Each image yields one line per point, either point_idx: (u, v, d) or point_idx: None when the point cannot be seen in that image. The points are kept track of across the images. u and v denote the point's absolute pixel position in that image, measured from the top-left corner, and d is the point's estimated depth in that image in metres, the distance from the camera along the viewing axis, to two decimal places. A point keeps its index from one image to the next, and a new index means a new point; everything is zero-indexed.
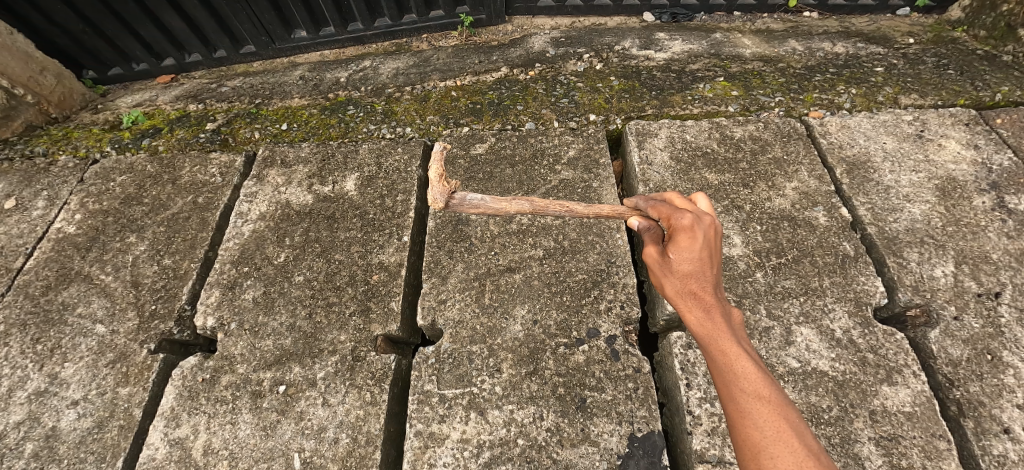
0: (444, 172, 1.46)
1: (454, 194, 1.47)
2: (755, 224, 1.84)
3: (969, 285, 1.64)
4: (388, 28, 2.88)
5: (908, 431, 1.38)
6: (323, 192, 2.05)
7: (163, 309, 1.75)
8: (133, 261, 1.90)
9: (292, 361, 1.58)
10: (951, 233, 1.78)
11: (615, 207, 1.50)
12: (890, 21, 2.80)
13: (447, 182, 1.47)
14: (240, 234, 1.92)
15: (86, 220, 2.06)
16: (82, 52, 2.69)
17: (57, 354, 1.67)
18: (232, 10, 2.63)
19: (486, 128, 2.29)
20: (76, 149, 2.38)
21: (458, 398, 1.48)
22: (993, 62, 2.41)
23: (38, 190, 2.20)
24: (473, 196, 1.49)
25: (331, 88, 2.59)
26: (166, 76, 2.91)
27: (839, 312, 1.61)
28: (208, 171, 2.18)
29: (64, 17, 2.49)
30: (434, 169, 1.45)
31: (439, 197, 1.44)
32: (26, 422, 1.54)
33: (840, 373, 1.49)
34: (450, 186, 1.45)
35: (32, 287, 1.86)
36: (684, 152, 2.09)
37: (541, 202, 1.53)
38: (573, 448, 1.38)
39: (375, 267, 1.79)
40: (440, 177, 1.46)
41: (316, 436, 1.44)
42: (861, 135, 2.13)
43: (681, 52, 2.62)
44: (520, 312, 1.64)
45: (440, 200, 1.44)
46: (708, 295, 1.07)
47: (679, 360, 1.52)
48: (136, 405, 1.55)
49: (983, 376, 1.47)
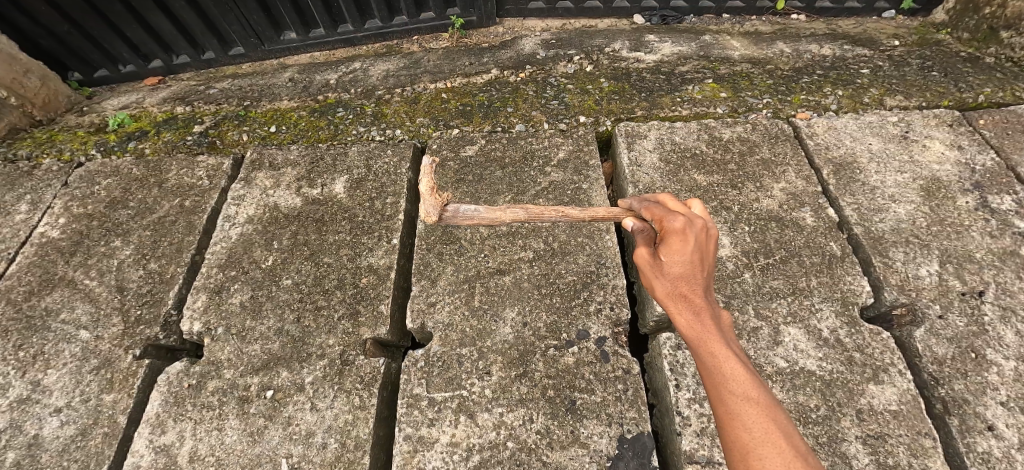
0: (435, 186, 1.46)
1: (446, 207, 1.49)
2: (744, 225, 1.85)
3: (953, 284, 1.67)
4: (379, 30, 2.87)
5: (894, 430, 1.39)
6: (312, 194, 2.03)
7: (149, 314, 1.73)
8: (118, 266, 1.87)
9: (280, 366, 1.57)
10: (936, 233, 1.81)
11: (610, 209, 1.50)
12: (875, 24, 2.84)
13: (438, 195, 1.48)
14: (227, 237, 1.91)
15: (71, 224, 2.03)
16: (68, 54, 2.66)
17: (39, 360, 1.64)
18: (220, 10, 2.61)
19: (476, 129, 2.28)
20: (61, 152, 2.35)
21: (447, 401, 1.48)
22: (976, 64, 2.44)
23: (21, 194, 2.17)
24: (467, 208, 1.50)
25: (320, 89, 2.57)
26: (154, 78, 2.88)
27: (826, 312, 1.62)
28: (196, 174, 2.16)
29: (49, 18, 2.46)
30: (426, 182, 1.45)
31: (432, 211, 1.45)
32: (7, 430, 1.51)
33: (827, 372, 1.50)
34: (442, 199, 1.46)
35: (15, 292, 1.83)
36: (673, 154, 2.10)
37: (536, 209, 1.51)
38: (563, 451, 1.37)
39: (365, 270, 1.78)
40: (432, 190, 1.47)
41: (304, 441, 1.42)
42: (847, 136, 2.15)
43: (670, 54, 2.64)
44: (510, 314, 1.64)
45: (433, 214, 1.45)
46: (698, 297, 1.07)
47: (668, 361, 1.53)
48: (121, 412, 1.53)
49: (967, 374, 1.49)
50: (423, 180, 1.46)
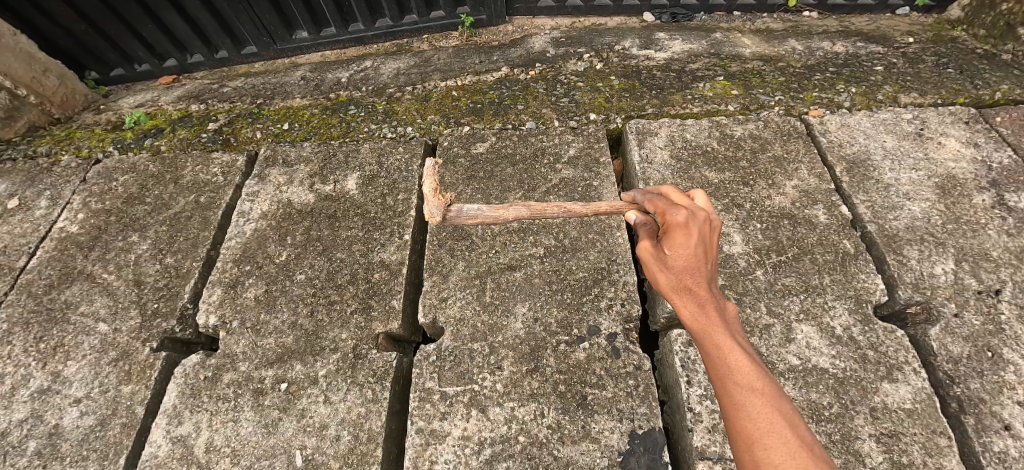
0: (439, 187, 1.52)
1: (449, 207, 1.54)
2: (756, 223, 1.85)
3: (969, 282, 1.65)
4: (389, 29, 2.89)
5: (908, 428, 1.38)
6: (324, 191, 2.05)
7: (165, 307, 1.76)
8: (136, 260, 1.91)
9: (294, 359, 1.59)
10: (951, 231, 1.79)
11: (613, 204, 1.58)
12: (889, 21, 2.81)
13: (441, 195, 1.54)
14: (242, 232, 1.93)
15: (89, 219, 2.06)
16: (85, 53, 2.71)
17: (59, 352, 1.68)
18: (234, 10, 2.64)
19: (486, 127, 2.29)
20: (79, 149, 2.39)
21: (459, 395, 1.49)
22: (992, 61, 2.41)
23: (41, 190, 2.21)
24: (469, 207, 1.56)
25: (332, 87, 2.60)
26: (168, 77, 2.92)
27: (839, 309, 1.61)
28: (211, 170, 2.19)
29: (67, 17, 2.51)
30: (429, 183, 1.51)
31: (436, 211, 1.51)
32: (28, 420, 1.55)
33: (841, 370, 1.49)
34: (445, 199, 1.52)
35: (36, 285, 1.86)
36: (684, 151, 2.09)
37: (539, 206, 1.61)
38: (574, 446, 1.38)
39: (377, 265, 1.79)
40: (434, 191, 1.53)
41: (318, 434, 1.44)
42: (861, 133, 2.13)
43: (680, 52, 2.63)
44: (521, 309, 1.65)
45: (437, 214, 1.51)
46: (702, 290, 1.07)
47: (679, 358, 1.53)
48: (139, 403, 1.55)
49: (983, 373, 1.47)
50: (426, 181, 1.52)
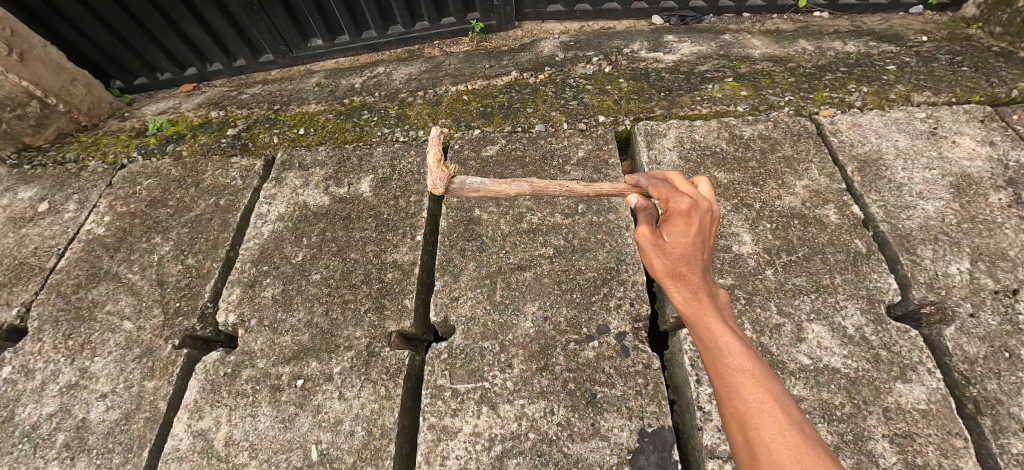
0: (442, 158, 1.50)
1: (453, 180, 1.54)
2: (766, 222, 1.85)
3: (985, 282, 1.63)
4: (401, 36, 2.95)
5: (923, 429, 1.37)
6: (339, 193, 2.11)
7: (187, 307, 1.82)
8: (159, 261, 1.97)
9: (310, 356, 1.63)
10: (967, 230, 1.77)
11: (615, 186, 1.53)
12: (902, 20, 2.80)
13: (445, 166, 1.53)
14: (260, 234, 1.99)
15: (115, 221, 2.15)
16: (111, 63, 2.83)
17: (87, 348, 1.75)
18: (251, 19, 2.72)
19: (496, 130, 2.33)
20: (105, 155, 2.48)
21: (470, 392, 1.51)
22: (1009, 58, 2.38)
23: (70, 194, 2.30)
24: (472, 182, 1.55)
25: (346, 93, 2.66)
26: (188, 85, 3.03)
27: (851, 309, 1.60)
28: (230, 174, 2.26)
29: (94, 29, 2.62)
30: (433, 153, 1.50)
31: (439, 183, 1.51)
32: (57, 414, 1.61)
33: (853, 370, 1.48)
34: (448, 172, 1.51)
35: (64, 285, 1.94)
36: (693, 152, 2.10)
37: (541, 184, 1.58)
38: (584, 443, 1.39)
39: (390, 266, 1.83)
40: (439, 164, 1.51)
41: (333, 429, 1.48)
42: (873, 133, 2.12)
43: (690, 54, 2.64)
44: (531, 309, 1.67)
45: (440, 186, 1.51)
46: (695, 276, 1.08)
47: (689, 356, 1.54)
48: (161, 398, 1.61)
49: (1001, 374, 1.45)
50: (430, 151, 1.50)
